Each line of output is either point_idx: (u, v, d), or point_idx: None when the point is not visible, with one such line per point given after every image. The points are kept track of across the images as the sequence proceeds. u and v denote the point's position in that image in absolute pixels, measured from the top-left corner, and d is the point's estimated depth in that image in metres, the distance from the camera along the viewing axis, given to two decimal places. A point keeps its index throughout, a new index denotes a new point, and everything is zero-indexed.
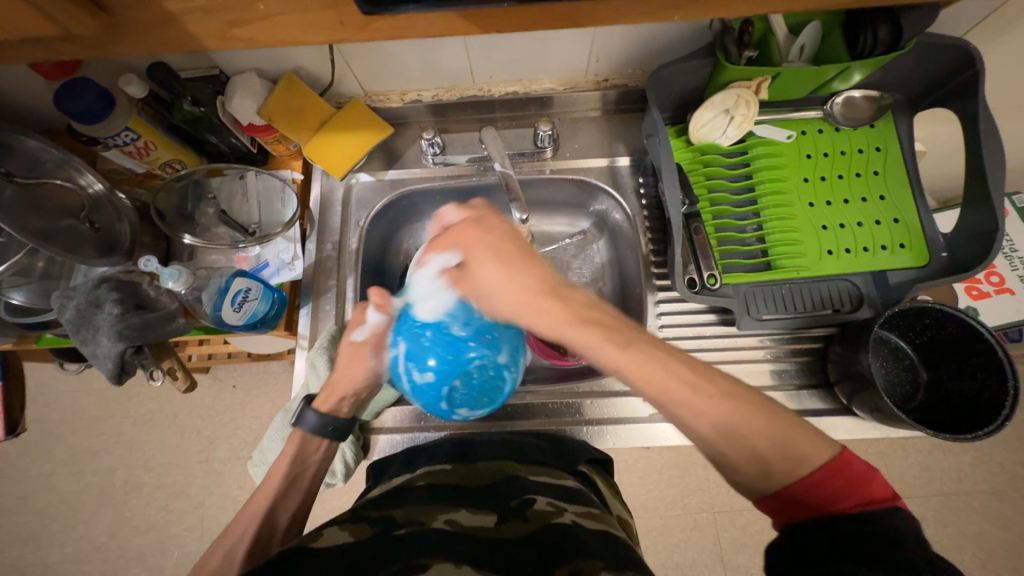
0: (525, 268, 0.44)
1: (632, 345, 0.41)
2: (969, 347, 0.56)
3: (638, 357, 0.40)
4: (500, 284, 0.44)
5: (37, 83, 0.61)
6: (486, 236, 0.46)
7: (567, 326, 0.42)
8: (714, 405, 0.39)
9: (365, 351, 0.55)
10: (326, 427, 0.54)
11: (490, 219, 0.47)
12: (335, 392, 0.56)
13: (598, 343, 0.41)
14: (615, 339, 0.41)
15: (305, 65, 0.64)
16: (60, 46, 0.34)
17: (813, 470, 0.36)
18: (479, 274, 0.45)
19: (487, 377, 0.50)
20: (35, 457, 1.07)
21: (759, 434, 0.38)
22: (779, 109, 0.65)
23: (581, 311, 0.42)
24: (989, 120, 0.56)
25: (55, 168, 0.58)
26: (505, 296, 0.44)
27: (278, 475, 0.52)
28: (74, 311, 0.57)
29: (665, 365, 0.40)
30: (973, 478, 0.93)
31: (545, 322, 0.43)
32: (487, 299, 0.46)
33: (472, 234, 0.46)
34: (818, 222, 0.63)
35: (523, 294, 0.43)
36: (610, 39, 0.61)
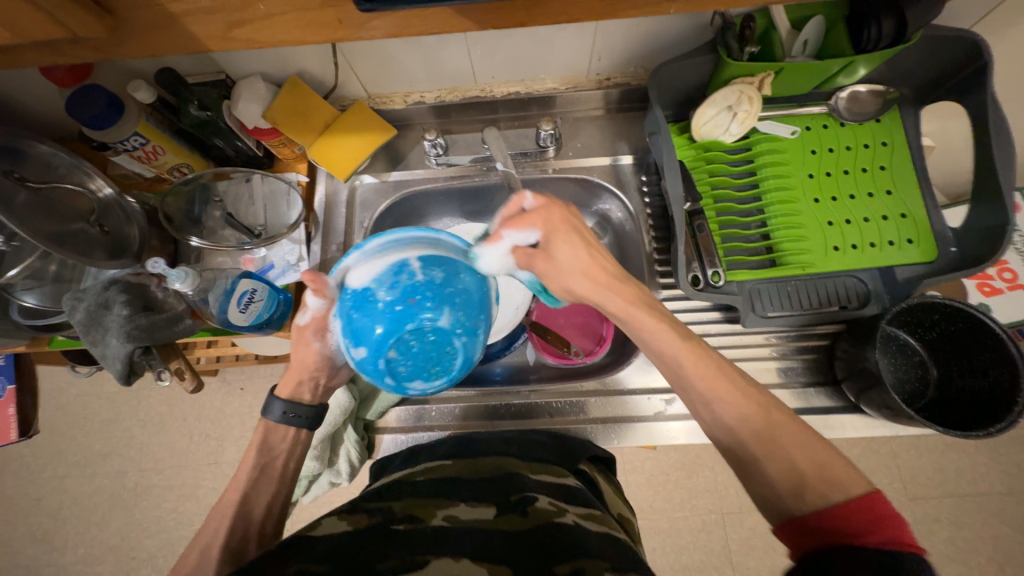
0: (600, 256, 0.49)
1: (691, 338, 0.46)
2: (979, 343, 0.55)
3: (694, 354, 0.44)
4: (580, 267, 0.48)
5: (48, 90, 0.62)
6: (573, 220, 0.49)
7: (634, 309, 0.47)
8: (752, 414, 0.42)
9: (307, 336, 0.53)
10: (288, 414, 0.53)
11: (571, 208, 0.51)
12: (298, 376, 0.54)
13: (663, 331, 0.46)
14: (682, 331, 0.46)
15: (309, 69, 0.65)
16: (67, 49, 0.35)
17: (841, 499, 0.36)
18: (562, 253, 0.48)
19: (428, 344, 0.43)
20: (49, 459, 1.08)
21: (798, 451, 0.40)
22: (782, 106, 0.65)
23: (647, 298, 0.48)
24: (998, 111, 0.55)
25: (66, 172, 0.59)
26: (582, 276, 0.48)
27: (246, 466, 0.51)
28: (84, 312, 0.58)
29: (717, 363, 0.44)
30: (988, 479, 0.92)
31: (616, 303, 0.48)
32: (562, 279, 0.49)
33: (561, 218, 0.49)
34: (823, 217, 0.62)
35: (601, 275, 0.48)
36: (611, 37, 0.61)
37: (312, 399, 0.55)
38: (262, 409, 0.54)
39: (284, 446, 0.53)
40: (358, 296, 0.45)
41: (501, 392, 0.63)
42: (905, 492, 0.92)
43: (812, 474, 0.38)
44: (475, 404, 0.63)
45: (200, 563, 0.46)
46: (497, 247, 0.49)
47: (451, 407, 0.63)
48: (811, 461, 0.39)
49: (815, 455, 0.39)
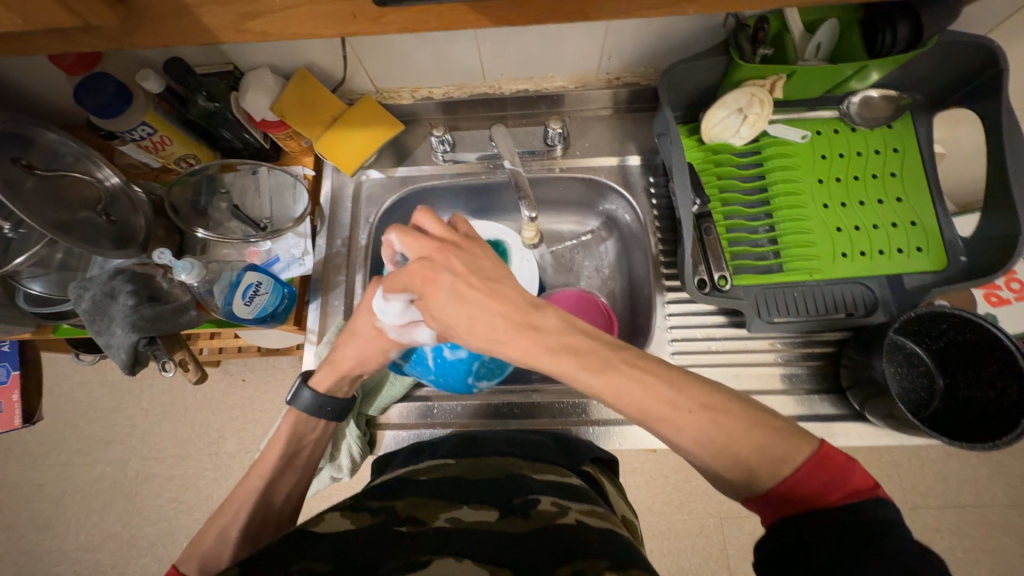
0: (490, 304, 0.42)
1: (612, 367, 0.40)
2: (987, 354, 0.55)
3: (652, 393, 0.39)
4: (469, 323, 0.42)
5: (58, 79, 0.62)
6: (440, 274, 0.43)
7: (539, 359, 0.41)
8: (704, 427, 0.38)
9: (387, 341, 0.51)
10: (321, 408, 0.53)
11: (440, 255, 0.44)
12: (342, 372, 0.53)
13: (574, 372, 0.40)
14: (591, 362, 0.40)
15: (318, 62, 0.65)
16: (79, 37, 0.34)
17: (793, 469, 0.35)
18: (440, 314, 0.43)
19: (508, 355, 0.55)
20: (51, 446, 1.09)
21: (740, 441, 0.37)
22: (794, 109, 0.64)
23: (550, 340, 0.41)
24: (1013, 119, 0.55)
25: (74, 161, 0.59)
26: (471, 332, 0.43)
27: (272, 453, 0.51)
28: (90, 302, 0.59)
29: (644, 385, 0.39)
30: (990, 490, 0.91)
31: (515, 356, 0.42)
32: (456, 334, 0.44)
33: (434, 266, 0.44)
34: (832, 223, 0.62)
35: (488, 331, 0.42)
36: (622, 36, 0.61)
37: (349, 393, 0.55)
38: (290, 398, 0.53)
39: (310, 437, 0.54)
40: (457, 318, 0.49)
41: (503, 392, 0.63)
42: (905, 501, 0.92)
43: (756, 459, 0.37)
44: (478, 402, 0.63)
45: (204, 553, 0.47)
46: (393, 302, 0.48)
47: (454, 404, 0.63)
48: (754, 447, 0.37)
49: (757, 440, 0.37)
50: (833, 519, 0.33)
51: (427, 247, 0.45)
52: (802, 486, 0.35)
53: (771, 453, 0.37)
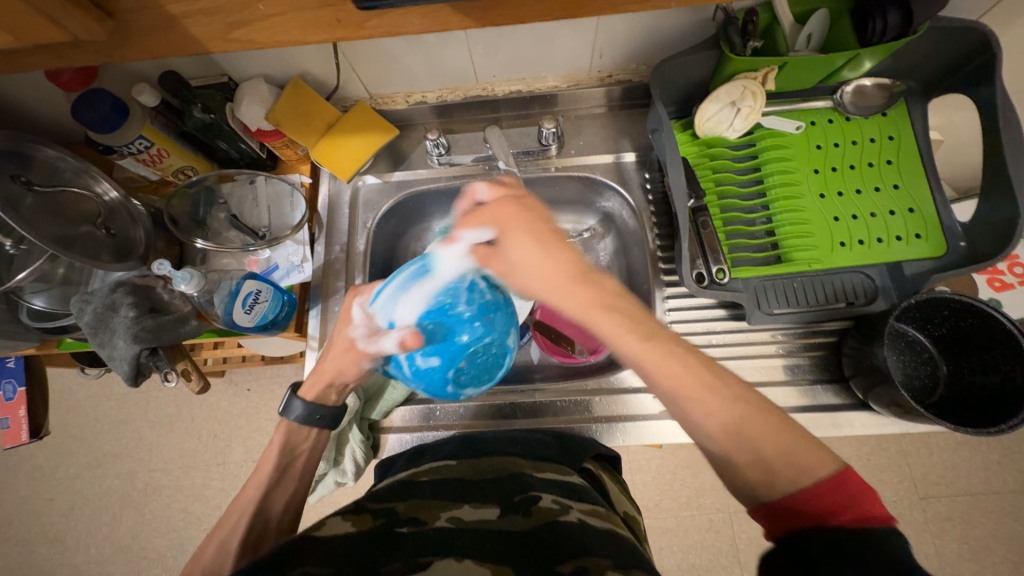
0: (555, 256, 0.43)
1: (661, 342, 0.40)
2: (990, 339, 0.55)
3: (691, 376, 0.38)
4: (528, 266, 0.43)
5: (55, 95, 0.63)
6: (524, 216, 0.45)
7: (595, 312, 0.41)
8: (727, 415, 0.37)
9: (358, 354, 0.52)
10: (313, 416, 0.53)
11: (527, 201, 0.47)
12: (326, 380, 0.54)
13: (622, 333, 0.40)
14: (639, 329, 0.40)
15: (311, 70, 0.65)
16: (70, 52, 0.35)
17: (808, 483, 0.34)
18: (511, 256, 0.44)
19: (490, 355, 0.49)
20: (60, 461, 1.10)
21: (763, 437, 0.36)
22: (787, 100, 0.64)
23: (610, 297, 0.41)
24: (1007, 102, 0.54)
25: (72, 176, 0.59)
26: (534, 279, 0.43)
27: (267, 464, 0.52)
28: (92, 315, 0.59)
29: (683, 361, 0.39)
30: (1000, 477, 0.90)
31: (575, 305, 0.42)
32: (516, 279, 0.45)
33: (510, 213, 0.45)
34: (829, 213, 0.61)
35: (556, 277, 0.42)
36: (612, 33, 0.61)
37: (338, 399, 0.56)
38: (282, 409, 0.54)
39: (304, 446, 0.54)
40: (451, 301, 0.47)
41: (506, 391, 0.63)
42: (915, 490, 0.91)
43: (775, 455, 0.36)
44: (480, 403, 0.63)
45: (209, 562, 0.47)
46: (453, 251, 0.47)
47: (458, 406, 0.63)
48: (776, 447, 0.36)
49: (773, 443, 0.36)
50: (831, 534, 0.32)
51: (508, 199, 0.46)
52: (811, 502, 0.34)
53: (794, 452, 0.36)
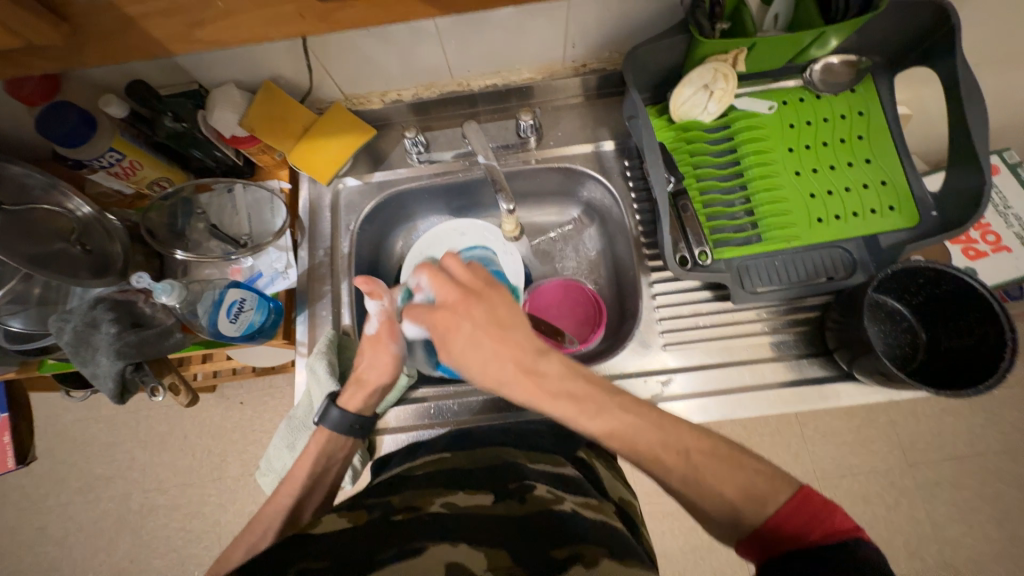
0: (509, 346, 0.43)
1: (601, 412, 0.41)
2: (964, 303, 0.56)
3: (606, 420, 0.41)
4: (476, 362, 0.44)
5: (19, 110, 0.61)
6: (458, 317, 0.45)
7: (539, 400, 0.43)
8: (612, 427, 0.41)
9: (384, 342, 0.54)
10: (352, 426, 0.54)
11: (457, 300, 0.46)
12: (366, 389, 0.54)
13: (572, 417, 0.42)
14: (585, 408, 0.41)
15: (283, 73, 0.64)
16: (24, 59, 0.34)
17: (778, 506, 0.36)
18: (459, 354, 0.45)
19: None
20: (50, 487, 1.07)
21: (724, 484, 0.38)
22: (758, 81, 0.65)
23: (552, 383, 0.43)
24: (969, 73, 0.56)
25: (42, 192, 0.58)
26: (484, 373, 0.44)
27: (301, 471, 0.51)
28: (71, 333, 0.58)
29: (640, 420, 0.41)
30: (985, 439, 0.93)
31: (518, 397, 0.43)
32: (467, 372, 0.45)
33: (461, 304, 0.45)
34: (805, 190, 0.63)
35: (498, 373, 0.43)
36: (584, 22, 0.62)
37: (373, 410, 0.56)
38: (318, 416, 0.54)
39: (342, 454, 0.54)
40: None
41: None
42: (905, 458, 0.94)
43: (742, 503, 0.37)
44: (475, 398, 0.63)
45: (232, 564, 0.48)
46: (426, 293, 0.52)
47: (452, 402, 0.63)
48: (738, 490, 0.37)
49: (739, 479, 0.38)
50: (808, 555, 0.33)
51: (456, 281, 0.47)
52: (785, 525, 0.35)
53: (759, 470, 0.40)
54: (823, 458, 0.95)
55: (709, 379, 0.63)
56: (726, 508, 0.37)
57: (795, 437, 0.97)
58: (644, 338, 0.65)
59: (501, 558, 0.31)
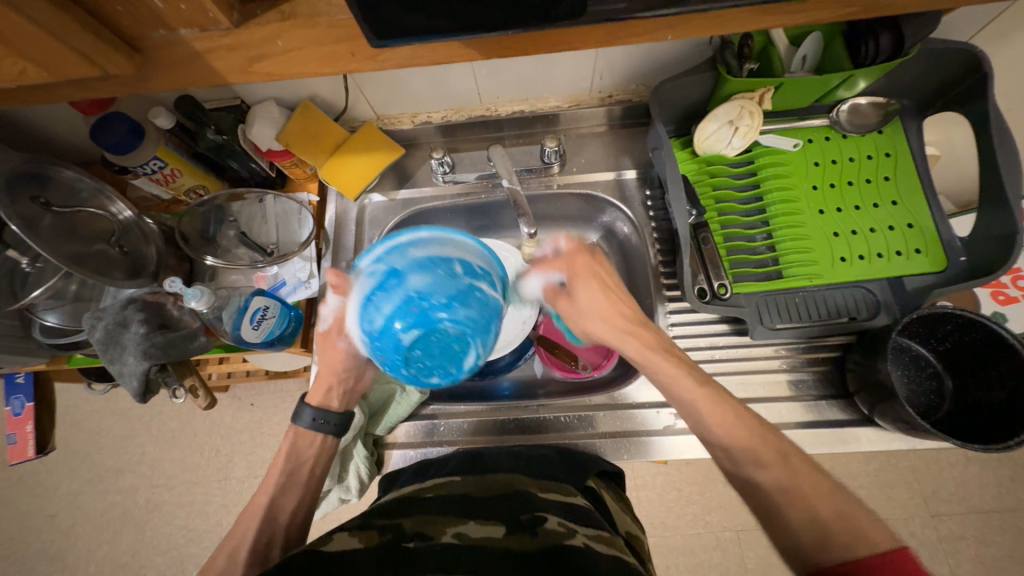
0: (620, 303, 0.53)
1: (708, 383, 0.48)
2: (995, 354, 0.55)
3: (709, 395, 0.47)
4: (597, 308, 0.52)
5: (74, 118, 0.65)
6: (595, 266, 0.53)
7: (651, 353, 0.50)
8: (717, 408, 0.46)
9: (332, 337, 0.57)
10: (319, 420, 0.55)
11: (597, 253, 0.55)
12: (329, 384, 0.57)
13: (676, 376, 0.48)
14: (697, 376, 0.48)
15: (321, 93, 0.67)
16: (96, 85, 0.36)
17: (870, 554, 0.35)
18: (582, 297, 0.53)
19: (440, 341, 0.44)
20: (62, 477, 1.09)
21: (819, 499, 0.40)
22: (784, 118, 0.65)
23: (664, 343, 0.51)
24: (1002, 123, 0.55)
25: (88, 197, 0.61)
26: (602, 321, 0.52)
27: (275, 470, 0.53)
28: (103, 330, 0.60)
29: (736, 410, 0.46)
30: (1015, 494, 0.89)
31: (634, 347, 0.50)
32: (582, 319, 0.53)
33: (585, 263, 0.53)
34: (828, 229, 0.62)
35: (619, 320, 0.52)
36: (614, 57, 0.63)
37: (341, 406, 0.58)
38: (293, 417, 0.56)
39: (311, 452, 0.55)
40: (382, 280, 0.46)
41: (509, 407, 0.64)
42: (926, 508, 0.90)
43: (834, 522, 0.38)
44: (484, 420, 0.63)
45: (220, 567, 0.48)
46: (529, 279, 0.57)
47: (460, 421, 0.64)
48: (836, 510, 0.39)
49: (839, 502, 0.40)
50: None
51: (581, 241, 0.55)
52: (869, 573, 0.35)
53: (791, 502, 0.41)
54: None
55: None
56: (817, 530, 0.39)
57: None
58: None
59: None
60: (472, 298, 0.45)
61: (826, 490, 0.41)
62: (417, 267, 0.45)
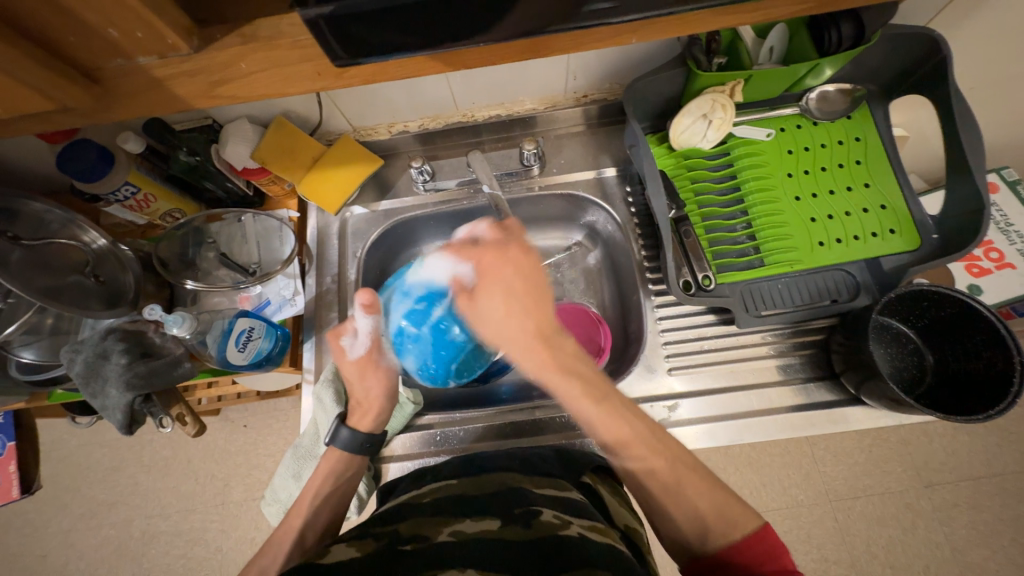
0: (536, 312, 0.44)
1: (604, 398, 0.43)
2: (970, 326, 0.56)
3: (608, 410, 0.43)
4: (502, 316, 0.44)
5: (38, 148, 0.63)
6: (504, 267, 0.45)
7: (551, 372, 0.43)
8: (611, 423, 0.43)
9: (372, 359, 0.55)
10: (362, 444, 0.55)
11: (511, 251, 0.46)
12: (367, 408, 0.56)
13: (576, 399, 0.43)
14: (592, 392, 0.43)
15: (294, 108, 0.66)
16: (54, 118, 0.35)
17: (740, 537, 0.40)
18: (486, 299, 0.45)
19: (474, 354, 0.53)
20: (52, 514, 1.06)
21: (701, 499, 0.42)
22: (755, 109, 0.67)
23: (564, 357, 0.44)
24: (962, 102, 0.57)
25: (59, 228, 0.59)
26: (499, 330, 0.44)
27: (308, 495, 0.52)
28: (83, 365, 0.59)
29: (637, 432, 0.44)
30: (1000, 459, 0.92)
31: (532, 365, 0.43)
32: (479, 326, 0.46)
33: (498, 258, 0.46)
34: (806, 215, 0.63)
35: (521, 332, 0.43)
36: (584, 57, 0.64)
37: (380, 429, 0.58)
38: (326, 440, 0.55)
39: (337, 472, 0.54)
40: (407, 324, 0.51)
41: (504, 411, 0.64)
42: (919, 479, 0.92)
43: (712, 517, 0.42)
44: (480, 426, 0.63)
45: None
46: (438, 263, 0.50)
47: (458, 429, 0.63)
48: (712, 506, 0.42)
49: (715, 496, 0.43)
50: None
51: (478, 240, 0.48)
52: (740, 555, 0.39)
53: (674, 493, 0.43)
54: (835, 479, 0.93)
55: (717, 403, 0.62)
56: (698, 526, 0.42)
57: (807, 457, 0.95)
58: (650, 362, 0.65)
59: None
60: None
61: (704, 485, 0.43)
62: (427, 303, 0.50)
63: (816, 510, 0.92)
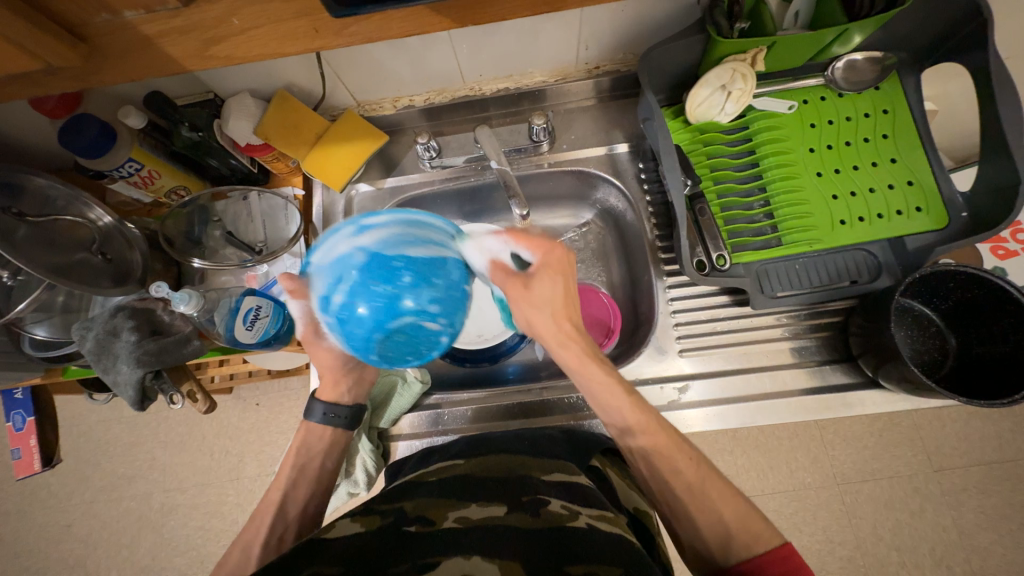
0: (570, 303, 0.48)
1: (635, 393, 0.48)
2: (998, 308, 0.54)
3: (636, 405, 0.47)
4: (547, 304, 0.47)
5: (40, 122, 0.62)
6: (567, 266, 0.49)
7: (588, 362, 0.47)
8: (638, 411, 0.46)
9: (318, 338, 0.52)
10: (332, 416, 0.55)
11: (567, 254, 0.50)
12: (338, 380, 0.56)
13: (609, 387, 0.47)
14: (624, 382, 0.47)
15: (296, 81, 0.65)
16: (46, 79, 0.34)
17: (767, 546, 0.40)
18: (541, 290, 0.46)
19: (412, 327, 0.41)
20: (75, 487, 1.10)
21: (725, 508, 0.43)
22: (777, 80, 0.63)
23: (597, 352, 0.49)
24: (1000, 68, 0.53)
25: (64, 205, 0.58)
26: (547, 319, 0.47)
27: (286, 466, 0.53)
28: (94, 341, 0.59)
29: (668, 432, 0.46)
30: (1016, 445, 0.90)
31: (573, 353, 0.47)
32: (529, 313, 0.47)
33: (558, 257, 0.48)
34: (827, 192, 0.61)
35: (564, 325, 0.47)
36: (597, 24, 0.60)
37: (353, 398, 0.57)
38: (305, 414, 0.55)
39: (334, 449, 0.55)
40: (324, 302, 0.42)
41: (512, 392, 0.63)
42: (931, 464, 0.91)
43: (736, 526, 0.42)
44: (487, 405, 0.63)
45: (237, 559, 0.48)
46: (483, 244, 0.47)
47: (464, 409, 0.63)
48: (736, 515, 0.42)
49: (737, 507, 0.43)
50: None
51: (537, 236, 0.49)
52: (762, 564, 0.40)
53: (699, 499, 0.43)
54: (844, 463, 0.93)
55: (728, 386, 0.61)
56: (721, 534, 0.42)
57: (816, 441, 0.94)
58: (660, 343, 0.64)
59: (513, 569, 0.30)
60: (415, 267, 0.41)
61: (728, 494, 0.44)
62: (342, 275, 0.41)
63: (824, 494, 0.92)
